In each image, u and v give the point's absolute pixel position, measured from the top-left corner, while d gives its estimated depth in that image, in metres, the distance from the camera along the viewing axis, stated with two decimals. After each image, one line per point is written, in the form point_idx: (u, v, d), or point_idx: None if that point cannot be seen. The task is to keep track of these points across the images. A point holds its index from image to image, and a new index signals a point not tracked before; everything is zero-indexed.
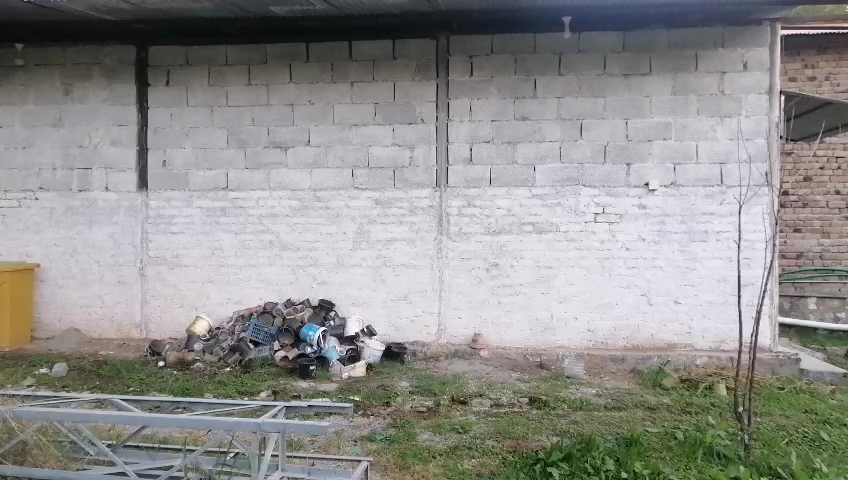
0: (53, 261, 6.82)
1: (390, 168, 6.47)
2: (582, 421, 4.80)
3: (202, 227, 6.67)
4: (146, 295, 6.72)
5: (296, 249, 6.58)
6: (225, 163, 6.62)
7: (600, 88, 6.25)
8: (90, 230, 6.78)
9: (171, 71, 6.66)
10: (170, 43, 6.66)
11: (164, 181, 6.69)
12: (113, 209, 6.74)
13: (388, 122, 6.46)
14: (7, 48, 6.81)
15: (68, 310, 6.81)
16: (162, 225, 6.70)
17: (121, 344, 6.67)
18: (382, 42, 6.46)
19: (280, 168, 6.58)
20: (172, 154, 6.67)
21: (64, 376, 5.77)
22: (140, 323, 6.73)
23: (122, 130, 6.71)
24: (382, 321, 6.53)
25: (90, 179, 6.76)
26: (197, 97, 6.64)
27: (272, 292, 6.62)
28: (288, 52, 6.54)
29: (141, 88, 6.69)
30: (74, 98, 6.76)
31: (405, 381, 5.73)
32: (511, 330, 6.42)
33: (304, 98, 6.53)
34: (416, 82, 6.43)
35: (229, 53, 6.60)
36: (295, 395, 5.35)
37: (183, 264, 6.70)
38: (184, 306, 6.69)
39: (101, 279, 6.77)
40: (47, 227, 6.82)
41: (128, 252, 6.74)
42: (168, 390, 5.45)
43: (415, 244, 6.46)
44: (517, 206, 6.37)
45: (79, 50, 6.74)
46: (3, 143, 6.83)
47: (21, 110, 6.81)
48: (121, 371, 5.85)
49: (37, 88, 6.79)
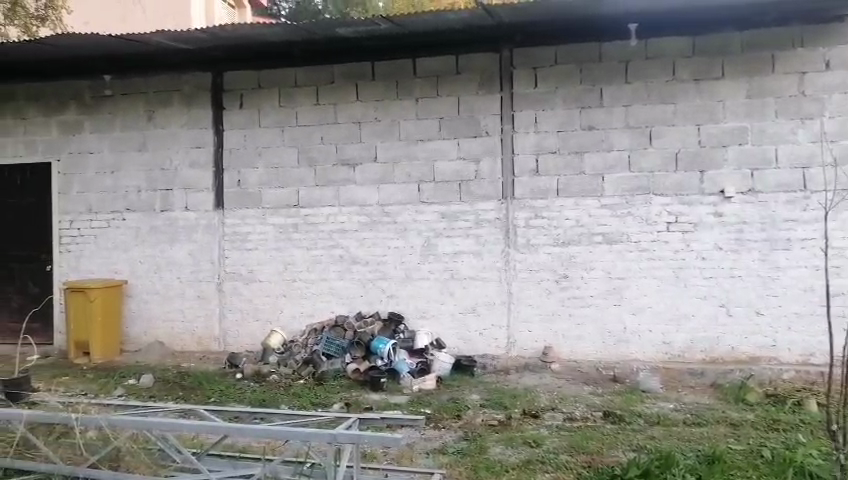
0: (138, 278, 7.20)
1: (456, 182, 6.51)
2: (660, 437, 4.66)
3: (275, 244, 6.90)
4: (224, 310, 7.00)
5: (365, 263, 6.71)
6: (296, 181, 6.84)
7: (670, 94, 6.11)
8: (171, 248, 7.13)
9: (244, 94, 6.96)
10: (243, 67, 6.96)
11: (239, 200, 6.97)
12: (193, 228, 7.07)
13: (454, 136, 6.51)
14: (96, 79, 7.27)
15: (152, 324, 7.17)
16: (238, 242, 6.98)
17: (201, 356, 6.96)
18: (445, 57, 6.53)
19: (348, 185, 6.74)
20: (247, 174, 6.95)
21: (150, 386, 6.07)
22: (219, 336, 7.01)
23: (200, 153, 7.05)
24: (450, 334, 6.55)
25: (172, 200, 7.12)
26: (269, 119, 6.90)
27: (342, 306, 6.77)
28: (354, 71, 6.71)
29: (217, 112, 7.02)
30: (156, 124, 7.16)
31: (476, 394, 5.71)
32: (582, 343, 6.31)
33: (371, 115, 6.68)
34: (480, 95, 6.46)
35: (298, 75, 6.84)
36: (367, 407, 5.42)
37: (258, 279, 6.94)
38: (259, 320, 6.93)
39: (182, 294, 7.10)
40: (133, 246, 7.21)
41: (207, 268, 7.04)
42: (246, 401, 5.64)
43: (482, 256, 6.47)
44: (586, 216, 6.27)
45: (160, 78, 7.14)
46: (94, 168, 7.29)
47: (109, 136, 7.26)
48: (202, 383, 6.07)
49: (124, 115, 7.23)
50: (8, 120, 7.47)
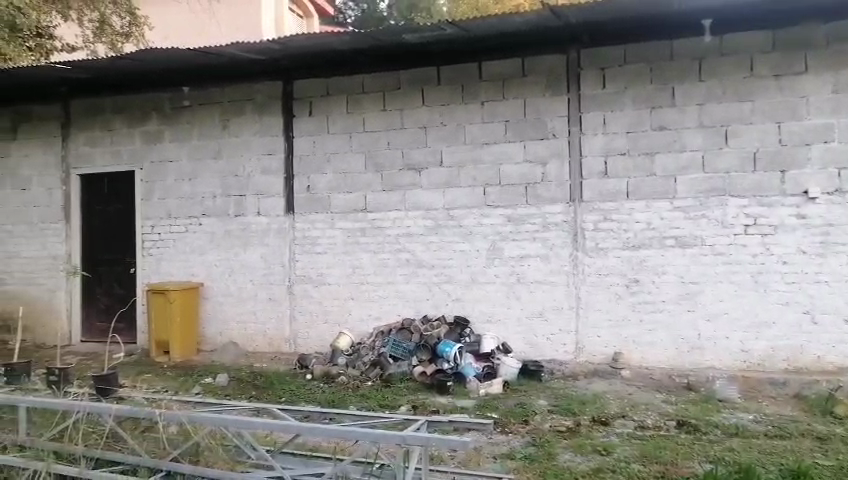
0: (214, 281, 7.50)
1: (522, 185, 6.46)
2: (739, 449, 4.46)
3: (343, 247, 7.04)
4: (295, 311, 7.19)
5: (431, 266, 6.75)
6: (364, 186, 6.96)
7: (748, 92, 5.86)
8: (245, 251, 7.38)
9: (313, 102, 7.14)
10: (313, 76, 7.15)
11: (308, 205, 7.16)
12: (265, 232, 7.31)
13: (520, 138, 6.47)
14: (175, 91, 7.63)
15: (227, 325, 7.44)
16: (308, 246, 7.16)
17: (273, 357, 7.17)
18: (511, 60, 6.50)
19: (414, 189, 6.80)
20: (316, 180, 7.13)
21: (225, 385, 6.30)
22: (289, 338, 7.21)
23: (272, 159, 7.28)
24: (517, 338, 6.50)
25: (245, 205, 7.38)
26: (337, 125, 7.06)
27: (409, 309, 6.83)
28: (420, 76, 6.78)
29: (287, 119, 7.24)
30: (230, 132, 7.44)
31: (544, 399, 5.64)
32: (654, 349, 6.13)
33: (436, 120, 6.73)
34: (546, 97, 6.40)
35: (365, 82, 6.96)
36: (434, 409, 5.44)
37: (327, 282, 7.10)
38: (328, 322, 7.08)
39: (255, 297, 7.34)
40: (209, 249, 7.52)
41: (278, 272, 7.26)
42: (315, 401, 5.77)
43: (549, 260, 6.39)
44: (657, 219, 6.10)
45: (234, 88, 7.42)
46: (173, 175, 7.64)
47: (187, 145, 7.60)
48: (274, 383, 6.25)
49: (200, 125, 7.55)
50: (96, 132, 7.94)
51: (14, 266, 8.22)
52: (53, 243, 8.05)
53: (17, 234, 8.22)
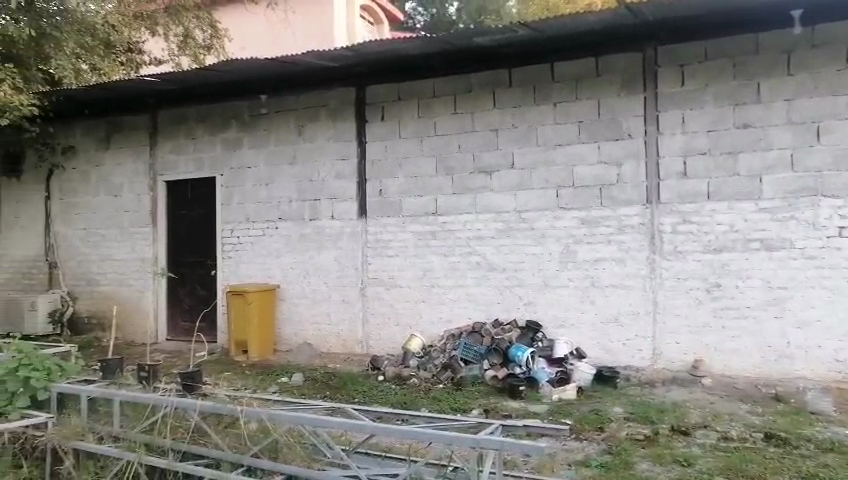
0: (290, 282, 7.72)
1: (596, 186, 6.33)
2: (835, 466, 4.19)
3: (415, 250, 7.10)
4: (367, 313, 7.30)
5: (503, 270, 6.71)
6: (434, 189, 7.00)
7: (842, 86, 5.53)
8: (319, 254, 7.56)
9: (385, 107, 7.24)
10: (385, 81, 7.25)
11: (381, 208, 7.27)
12: (338, 235, 7.46)
13: (594, 139, 6.34)
14: (253, 99, 7.92)
15: (302, 326, 7.64)
16: (379, 249, 7.27)
17: (346, 358, 7.30)
18: (585, 59, 6.38)
19: (485, 192, 6.78)
20: (388, 183, 7.23)
21: (301, 385, 6.47)
22: (362, 339, 7.33)
23: (345, 164, 7.44)
24: (591, 344, 6.36)
25: (319, 209, 7.57)
26: (408, 129, 7.13)
27: (480, 312, 6.81)
28: (491, 79, 6.75)
29: (360, 125, 7.37)
30: (305, 138, 7.65)
31: (619, 406, 5.48)
32: (738, 357, 5.86)
33: (508, 122, 6.69)
34: (621, 96, 6.24)
35: (436, 86, 7.01)
36: (506, 414, 5.39)
37: (398, 284, 7.17)
38: (399, 325, 7.15)
39: (329, 298, 7.51)
40: (285, 252, 7.75)
41: (351, 274, 7.40)
42: (388, 402, 5.82)
43: (625, 264, 6.22)
44: (741, 221, 5.83)
45: (309, 95, 7.62)
46: (252, 181, 7.92)
47: (264, 151, 7.86)
48: (347, 383, 6.37)
49: (277, 131, 7.80)
50: (181, 140, 8.34)
51: (107, 268, 8.75)
52: (141, 246, 8.50)
53: (110, 237, 8.74)
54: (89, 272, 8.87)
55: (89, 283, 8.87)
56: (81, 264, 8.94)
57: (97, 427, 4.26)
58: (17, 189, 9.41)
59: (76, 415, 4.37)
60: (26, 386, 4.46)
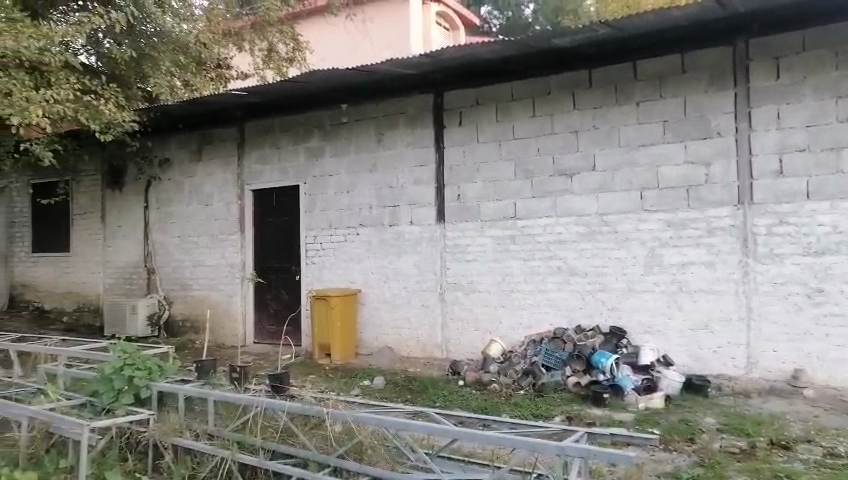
0: (370, 287, 7.86)
1: (683, 187, 6.09)
2: None
3: (494, 255, 7.07)
4: (446, 318, 7.33)
5: (585, 274, 6.57)
6: (513, 193, 6.95)
7: None
8: (399, 259, 7.67)
9: (463, 112, 7.27)
10: (462, 86, 7.27)
11: (459, 213, 7.28)
12: (417, 240, 7.54)
13: (680, 139, 6.11)
14: (334, 108, 8.13)
15: (383, 330, 7.76)
16: (458, 254, 7.28)
17: (426, 362, 7.35)
18: (670, 56, 6.16)
19: (565, 195, 6.67)
20: (466, 188, 7.24)
21: (382, 388, 6.55)
22: (441, 343, 7.35)
23: (423, 170, 7.51)
24: (680, 351, 6.12)
25: (399, 215, 7.67)
26: (486, 133, 7.12)
27: (561, 317, 6.69)
28: (571, 80, 6.64)
29: (438, 130, 7.43)
30: (385, 145, 7.78)
31: (711, 417, 5.23)
32: (844, 367, 5.47)
33: (588, 123, 6.55)
34: (709, 93, 5.99)
35: (514, 89, 6.96)
36: (590, 422, 5.25)
37: (477, 289, 7.17)
38: (479, 330, 7.14)
39: (408, 303, 7.59)
40: (366, 257, 7.90)
41: (430, 279, 7.45)
42: (468, 407, 5.80)
43: (715, 268, 5.95)
44: (845, 221, 5.45)
45: (388, 103, 7.75)
46: (333, 188, 8.13)
47: (346, 159, 8.06)
48: (427, 387, 6.40)
49: (357, 139, 7.98)
50: (266, 150, 8.67)
51: (200, 273, 9.21)
52: (230, 252, 8.90)
53: (202, 244, 9.20)
54: (183, 277, 9.37)
55: (183, 288, 9.36)
56: (176, 269, 9.45)
57: (193, 424, 4.48)
58: (120, 199, 10.09)
59: (175, 413, 4.62)
60: (130, 384, 4.75)
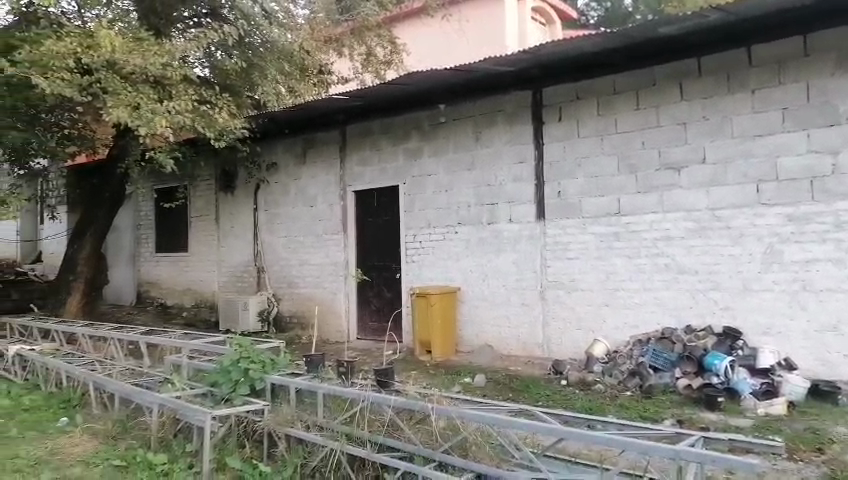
0: (470, 285, 7.89)
1: (805, 179, 5.68)
2: None
3: (596, 252, 6.90)
4: (547, 317, 7.23)
5: (695, 272, 6.27)
6: (616, 189, 6.75)
7: None
8: (498, 257, 7.64)
9: (563, 107, 7.14)
10: (562, 81, 7.14)
11: (560, 210, 7.16)
12: (517, 238, 7.48)
13: (802, 127, 5.70)
14: (432, 108, 8.22)
15: (483, 328, 7.76)
16: (559, 252, 7.16)
17: (527, 361, 7.28)
18: (790, 39, 5.76)
19: (673, 190, 6.40)
20: (567, 185, 7.11)
21: (483, 386, 6.55)
22: (543, 342, 7.26)
23: (522, 167, 7.45)
24: (804, 354, 5.71)
25: (498, 213, 7.65)
26: (588, 128, 6.95)
27: (670, 317, 6.43)
28: (678, 69, 6.36)
29: (537, 127, 7.33)
30: (483, 144, 7.78)
31: (842, 426, 4.84)
32: None
33: (698, 114, 6.25)
34: (836, 76, 5.55)
35: (616, 82, 6.76)
36: (703, 426, 4.99)
37: (579, 287, 7.02)
38: (581, 329, 6.99)
39: (508, 301, 7.55)
40: (465, 256, 7.93)
41: (530, 277, 7.38)
42: (572, 406, 5.67)
43: (843, 265, 5.51)
44: None
45: (486, 101, 7.74)
46: (432, 187, 8.23)
47: (444, 159, 8.12)
48: (529, 386, 6.33)
49: (455, 139, 8.03)
50: (366, 152, 8.91)
51: (306, 271, 9.60)
52: (334, 252, 9.22)
53: (307, 244, 9.58)
54: (290, 275, 9.80)
55: (290, 286, 9.79)
56: (283, 268, 9.91)
57: (304, 416, 4.65)
58: (231, 202, 10.70)
59: (287, 404, 4.83)
60: (246, 376, 5.03)
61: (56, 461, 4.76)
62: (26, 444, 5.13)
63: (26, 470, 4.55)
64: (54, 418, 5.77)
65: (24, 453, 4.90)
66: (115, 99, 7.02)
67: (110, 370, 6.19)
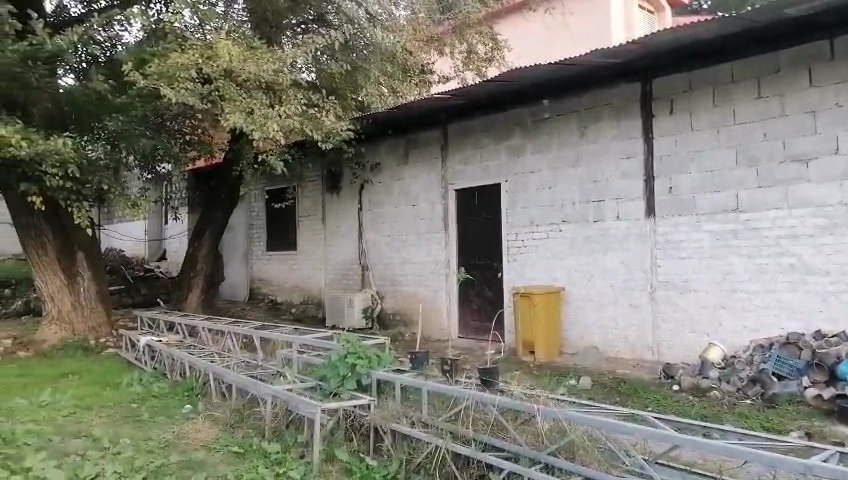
0: (574, 285, 7.70)
1: None
2: None
3: (712, 251, 6.52)
4: (657, 319, 6.92)
5: (825, 273, 5.77)
6: (735, 184, 6.35)
7: None
8: (604, 257, 7.40)
9: (675, 99, 6.79)
10: (673, 72, 6.80)
11: (671, 207, 6.83)
12: (624, 236, 7.22)
13: None
14: (535, 105, 8.08)
15: (588, 329, 7.55)
16: (671, 250, 6.83)
17: (636, 364, 7.00)
18: None
19: (800, 184, 5.93)
20: (679, 180, 6.76)
21: (589, 388, 6.35)
22: (652, 345, 6.96)
23: (630, 162, 7.17)
24: None
25: (604, 210, 7.40)
26: (703, 121, 6.58)
27: (796, 321, 5.95)
28: (806, 53, 5.88)
29: (646, 120, 7.03)
30: (588, 139, 7.56)
31: None
32: None
33: (829, 101, 5.75)
34: None
35: (734, 70, 6.35)
36: (837, 441, 4.57)
37: (693, 288, 6.66)
38: (695, 332, 6.63)
39: (615, 302, 7.29)
40: (569, 255, 7.74)
41: (639, 277, 7.09)
42: (685, 413, 5.37)
43: None
44: None
45: (592, 96, 7.52)
46: (535, 185, 8.09)
47: (547, 155, 7.97)
48: (638, 390, 6.06)
49: (559, 134, 7.85)
50: (468, 150, 8.90)
51: (408, 269, 9.74)
52: (436, 250, 9.31)
53: (409, 242, 9.73)
54: (393, 273, 9.99)
55: (393, 284, 9.99)
56: (387, 266, 10.11)
57: (408, 412, 4.69)
58: (337, 202, 11.06)
59: (391, 399, 4.90)
60: (353, 371, 5.16)
61: (182, 445, 5.10)
62: (155, 427, 5.54)
63: (157, 452, 4.91)
64: (179, 406, 6.20)
65: (154, 436, 5.30)
66: (232, 106, 7.43)
67: (227, 362, 6.58)
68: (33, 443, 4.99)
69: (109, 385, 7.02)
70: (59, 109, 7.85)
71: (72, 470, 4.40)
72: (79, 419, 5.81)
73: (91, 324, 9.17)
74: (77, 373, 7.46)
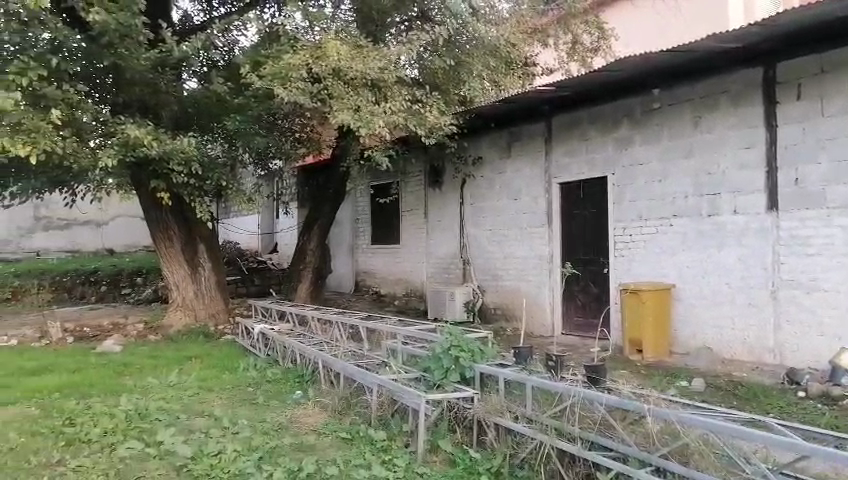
0: (686, 282, 7.34)
1: None
2: None
3: (845, 248, 6.00)
4: (780, 320, 6.46)
5: None
6: None
7: None
8: (719, 253, 7.01)
9: (803, 83, 6.29)
10: (802, 54, 6.29)
11: (798, 201, 6.35)
12: (742, 232, 6.80)
13: None
14: (646, 94, 7.75)
15: (701, 329, 7.18)
16: (797, 246, 6.35)
17: (754, 367, 6.59)
18: None
19: None
20: (806, 171, 6.27)
21: (702, 390, 6.02)
22: (773, 347, 6.53)
23: (750, 153, 6.73)
24: None
25: (720, 204, 7.01)
26: (836, 106, 6.05)
27: None
28: None
29: (769, 107, 6.56)
30: (703, 129, 7.17)
31: None
32: None
33: None
34: None
35: None
36: None
37: (823, 288, 6.16)
38: (824, 335, 6.13)
39: (732, 301, 6.88)
40: (681, 250, 7.38)
41: (759, 275, 6.65)
42: (813, 421, 4.98)
43: None
44: None
45: (708, 83, 7.11)
46: (644, 177, 7.78)
47: (658, 147, 7.63)
48: (757, 395, 5.69)
49: (671, 124, 7.49)
50: (573, 143, 8.69)
51: (510, 264, 9.67)
52: (538, 245, 9.18)
53: (511, 237, 9.65)
54: (494, 268, 9.96)
55: (494, 278, 9.97)
56: (488, 261, 10.10)
57: (513, 407, 4.67)
58: (439, 196, 11.17)
59: (495, 394, 4.89)
60: (457, 363, 5.19)
61: (295, 429, 5.37)
62: (269, 411, 5.86)
63: (272, 433, 5.20)
64: (290, 391, 6.52)
65: (269, 418, 5.61)
66: (339, 103, 7.70)
67: (335, 351, 6.83)
68: (164, 419, 5.43)
69: (227, 369, 7.50)
70: (184, 111, 8.45)
71: (197, 446, 4.75)
72: (202, 399, 6.25)
73: (210, 312, 9.83)
74: (199, 357, 8.02)
